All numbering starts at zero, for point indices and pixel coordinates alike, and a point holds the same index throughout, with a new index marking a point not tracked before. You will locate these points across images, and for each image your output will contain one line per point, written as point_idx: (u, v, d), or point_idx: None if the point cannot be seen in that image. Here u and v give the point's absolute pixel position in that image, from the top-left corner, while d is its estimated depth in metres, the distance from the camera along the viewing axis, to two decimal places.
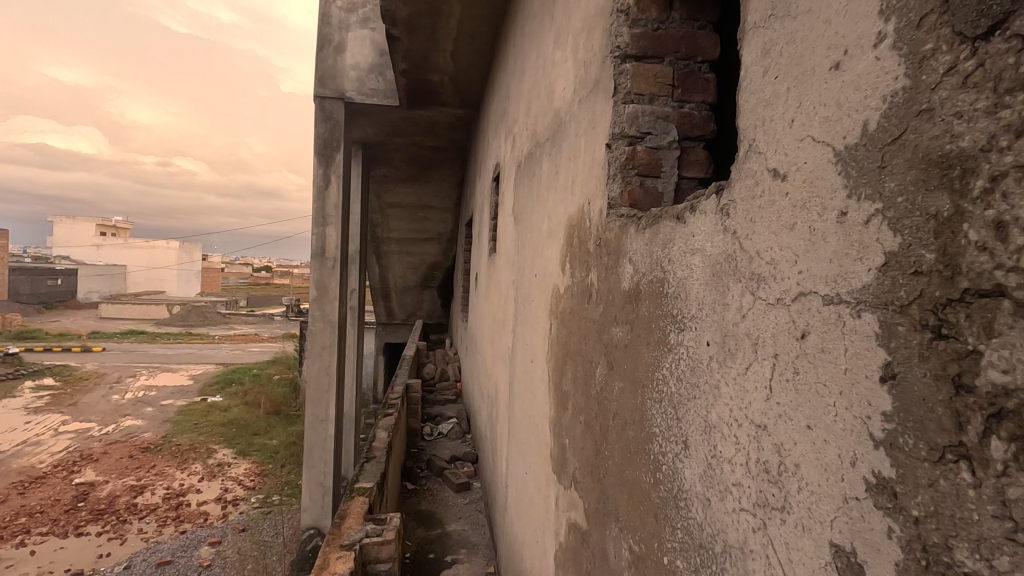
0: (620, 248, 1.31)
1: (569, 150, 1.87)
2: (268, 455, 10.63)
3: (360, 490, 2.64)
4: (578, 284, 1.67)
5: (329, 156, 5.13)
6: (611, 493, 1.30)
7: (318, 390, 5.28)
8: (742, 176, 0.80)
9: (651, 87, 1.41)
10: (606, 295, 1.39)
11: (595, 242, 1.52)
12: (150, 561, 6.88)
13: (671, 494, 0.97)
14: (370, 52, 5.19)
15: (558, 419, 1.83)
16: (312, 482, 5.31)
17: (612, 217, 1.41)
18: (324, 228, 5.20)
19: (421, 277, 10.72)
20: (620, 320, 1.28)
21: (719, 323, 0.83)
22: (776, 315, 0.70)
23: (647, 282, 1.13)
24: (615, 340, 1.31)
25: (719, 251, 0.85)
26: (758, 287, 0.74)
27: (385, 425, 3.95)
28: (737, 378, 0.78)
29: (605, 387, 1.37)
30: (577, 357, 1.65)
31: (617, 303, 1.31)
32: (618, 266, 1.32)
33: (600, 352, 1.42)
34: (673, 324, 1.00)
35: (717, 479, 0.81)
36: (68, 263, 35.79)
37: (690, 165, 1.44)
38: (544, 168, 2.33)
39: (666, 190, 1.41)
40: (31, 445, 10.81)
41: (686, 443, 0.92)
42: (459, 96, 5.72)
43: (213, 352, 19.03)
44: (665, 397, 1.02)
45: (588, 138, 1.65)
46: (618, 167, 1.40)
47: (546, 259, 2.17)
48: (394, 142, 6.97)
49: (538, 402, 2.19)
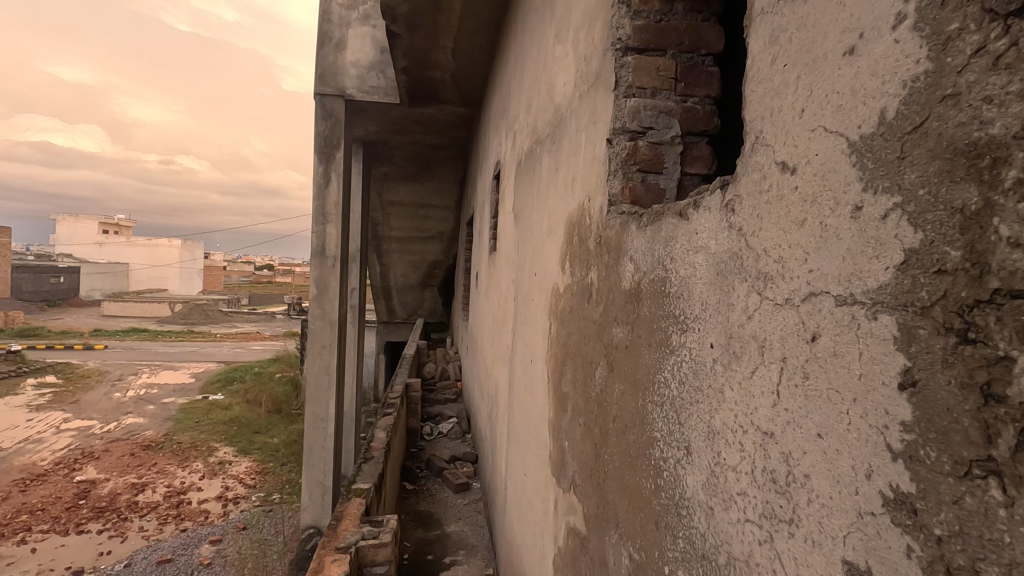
0: (621, 247, 1.28)
1: (570, 147, 1.83)
2: (270, 453, 10.60)
3: (357, 491, 2.61)
4: (578, 284, 1.63)
5: (330, 154, 5.09)
6: (611, 498, 1.26)
7: (318, 389, 5.25)
8: (748, 171, 0.76)
9: (653, 80, 1.37)
10: (607, 294, 1.35)
11: (595, 240, 1.48)
12: (151, 559, 6.87)
13: (672, 502, 0.93)
14: (370, 49, 5.15)
15: (557, 421, 1.79)
16: (312, 481, 5.28)
17: (612, 214, 1.37)
18: (324, 227, 5.17)
19: (422, 276, 10.68)
20: (621, 321, 1.25)
21: (723, 325, 0.80)
22: (784, 317, 0.66)
23: (648, 282, 1.10)
24: (616, 341, 1.28)
25: (724, 250, 0.81)
26: (764, 287, 0.71)
27: (384, 425, 3.91)
28: (742, 382, 0.74)
29: (605, 389, 1.33)
30: (576, 358, 1.61)
31: (618, 303, 1.27)
32: (619, 264, 1.28)
33: (600, 352, 1.38)
34: (675, 324, 0.96)
35: (721, 488, 0.78)
36: (71, 260, 35.92)
37: (693, 162, 1.40)
38: (544, 166, 2.28)
39: (668, 187, 1.37)
40: (33, 442, 10.81)
41: (687, 449, 0.89)
42: (460, 93, 5.68)
43: (215, 350, 19.04)
44: (666, 400, 0.98)
45: (588, 134, 1.61)
46: (619, 162, 1.37)
47: (546, 258, 2.13)
48: (395, 140, 6.94)
49: (537, 404, 2.15)
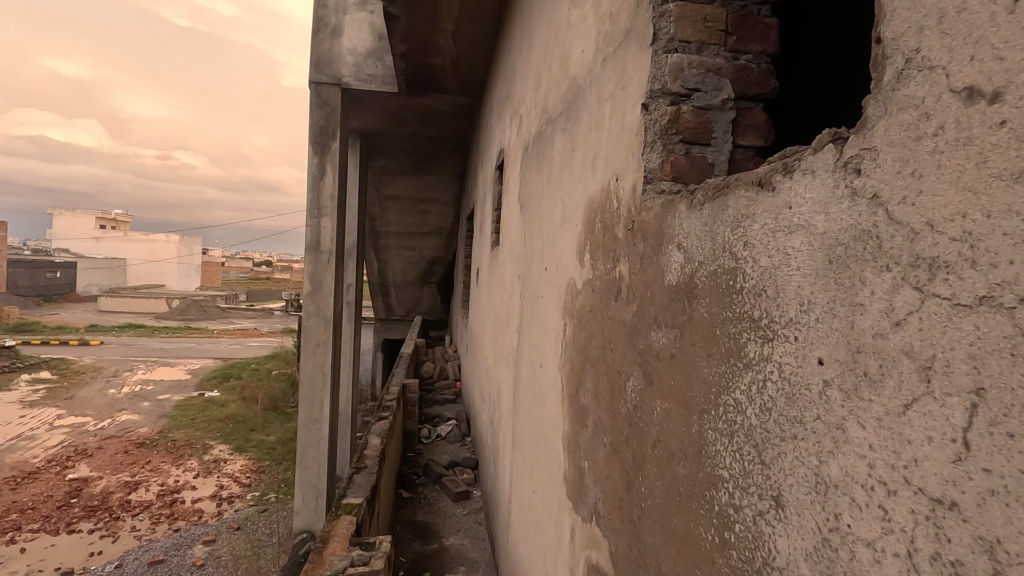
0: (662, 234, 1.04)
1: (590, 121, 1.59)
2: (266, 451, 10.39)
3: (347, 507, 2.37)
4: (601, 278, 1.40)
5: (325, 145, 4.82)
6: (648, 540, 1.03)
7: (312, 389, 4.99)
8: (897, 107, 0.53)
9: (700, 32, 1.14)
10: (641, 288, 1.13)
11: (625, 228, 1.25)
12: (142, 560, 6.64)
13: (751, 567, 0.71)
14: (368, 36, 4.89)
15: (574, 436, 1.56)
16: (305, 484, 5.04)
17: (649, 192, 1.13)
18: (318, 220, 4.89)
19: (421, 273, 10.47)
20: (662, 323, 1.01)
21: (843, 333, 0.57)
22: (974, 323, 0.44)
23: (708, 275, 0.86)
24: (655, 346, 1.04)
25: (844, 228, 0.58)
26: (928, 281, 0.48)
27: (378, 430, 3.68)
28: (883, 420, 0.51)
29: (640, 407, 1.10)
30: (599, 366, 1.38)
31: (659, 301, 1.04)
32: (658, 253, 1.05)
33: (632, 361, 1.15)
34: (753, 330, 0.73)
35: (843, 567, 0.55)
36: (66, 254, 35.56)
37: (746, 131, 1.16)
38: (557, 148, 2.04)
39: (717, 161, 1.14)
40: (24, 439, 10.56)
41: (779, 502, 0.66)
42: (461, 81, 5.43)
43: (212, 347, 18.77)
44: (736, 431, 0.76)
45: (615, 103, 1.37)
46: (657, 131, 1.13)
47: (559, 250, 1.90)
48: (394, 132, 6.69)
49: (548, 413, 1.92)
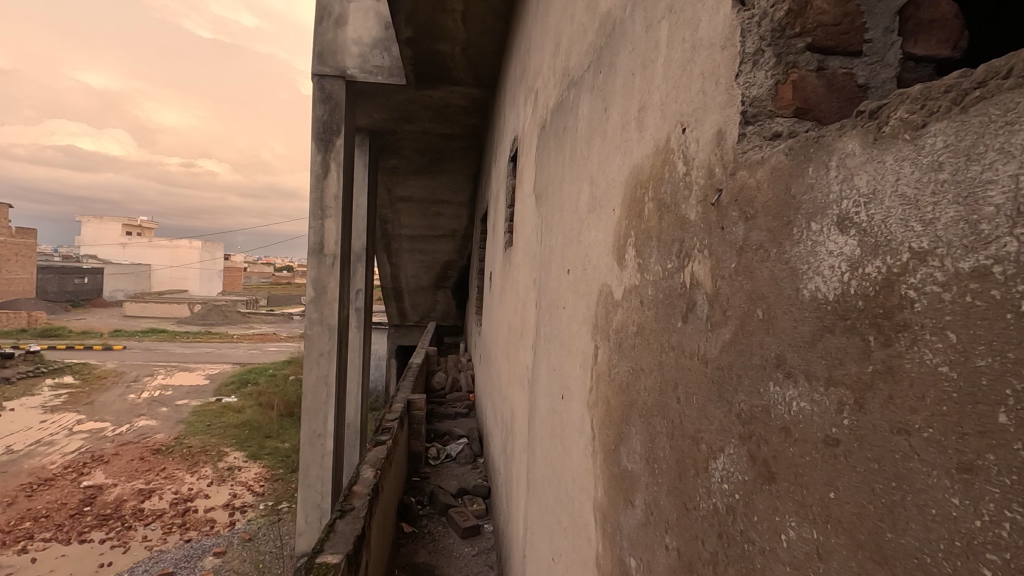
0: (793, 204, 0.56)
1: (632, 61, 1.13)
2: (281, 458, 10.01)
3: (323, 567, 1.93)
4: (655, 286, 0.92)
5: (329, 141, 4.40)
6: None
7: (316, 403, 4.59)
8: None
9: None
10: (740, 303, 0.64)
11: (701, 202, 0.76)
12: (151, 571, 6.26)
13: None
14: (374, 25, 4.48)
15: (614, 513, 1.08)
16: (308, 503, 4.62)
17: (756, 135, 0.65)
18: (321, 221, 4.48)
19: (434, 277, 10.09)
20: (797, 371, 0.53)
21: None
22: None
23: (975, 287, 0.37)
24: (779, 415, 0.56)
25: None
26: None
27: (377, 456, 3.22)
28: None
29: (742, 515, 0.62)
30: (657, 422, 0.89)
31: (784, 329, 0.56)
32: (784, 242, 0.57)
33: (723, 428, 0.67)
34: None
35: None
36: (94, 259, 36.11)
37: (922, 33, 0.66)
38: (583, 115, 1.58)
39: (873, 81, 0.67)
40: (45, 444, 10.38)
41: None
42: (473, 70, 5.01)
43: (232, 352, 18.63)
44: None
45: (678, 16, 0.89)
46: (767, 33, 0.66)
47: (587, 247, 1.42)
48: (404, 131, 6.31)
49: (573, 465, 1.44)
